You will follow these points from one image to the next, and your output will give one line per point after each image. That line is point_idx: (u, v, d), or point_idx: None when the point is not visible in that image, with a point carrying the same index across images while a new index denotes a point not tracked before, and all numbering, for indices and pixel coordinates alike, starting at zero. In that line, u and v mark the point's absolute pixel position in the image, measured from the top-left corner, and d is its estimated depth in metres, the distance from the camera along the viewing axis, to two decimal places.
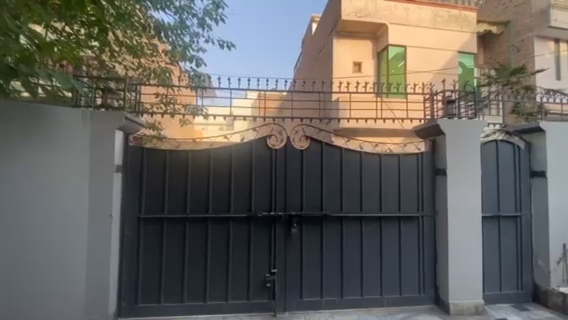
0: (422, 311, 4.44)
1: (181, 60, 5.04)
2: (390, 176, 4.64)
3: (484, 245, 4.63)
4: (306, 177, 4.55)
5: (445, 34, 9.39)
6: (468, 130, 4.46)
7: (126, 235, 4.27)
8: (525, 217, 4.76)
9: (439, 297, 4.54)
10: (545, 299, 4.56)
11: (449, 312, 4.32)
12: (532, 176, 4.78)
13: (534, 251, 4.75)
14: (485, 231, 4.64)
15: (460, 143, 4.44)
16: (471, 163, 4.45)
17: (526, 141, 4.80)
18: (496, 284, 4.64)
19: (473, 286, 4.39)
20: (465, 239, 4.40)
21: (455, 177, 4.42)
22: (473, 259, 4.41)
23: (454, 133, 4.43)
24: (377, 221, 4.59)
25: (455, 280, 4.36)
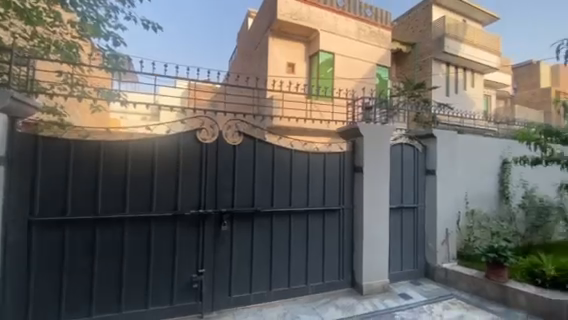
0: (340, 294, 4.72)
1: (92, 36, 3.71)
2: (316, 173, 4.81)
3: (390, 233, 5.07)
4: (238, 172, 4.32)
5: (366, 47, 10.34)
6: (380, 132, 4.91)
7: (10, 244, 3.19)
8: (420, 207, 5.36)
9: (354, 280, 4.91)
10: (432, 273, 5.21)
11: (362, 292, 4.71)
12: (427, 174, 5.41)
13: (425, 235, 5.35)
14: (391, 221, 5.10)
15: (373, 144, 4.87)
16: (381, 161, 4.93)
17: (422, 145, 5.41)
18: (398, 264, 5.13)
19: (381, 268, 4.87)
20: (376, 227, 4.86)
21: (369, 172, 4.86)
22: (380, 244, 4.88)
23: (370, 134, 4.83)
24: (304, 215, 4.70)
25: (367, 263, 4.78)
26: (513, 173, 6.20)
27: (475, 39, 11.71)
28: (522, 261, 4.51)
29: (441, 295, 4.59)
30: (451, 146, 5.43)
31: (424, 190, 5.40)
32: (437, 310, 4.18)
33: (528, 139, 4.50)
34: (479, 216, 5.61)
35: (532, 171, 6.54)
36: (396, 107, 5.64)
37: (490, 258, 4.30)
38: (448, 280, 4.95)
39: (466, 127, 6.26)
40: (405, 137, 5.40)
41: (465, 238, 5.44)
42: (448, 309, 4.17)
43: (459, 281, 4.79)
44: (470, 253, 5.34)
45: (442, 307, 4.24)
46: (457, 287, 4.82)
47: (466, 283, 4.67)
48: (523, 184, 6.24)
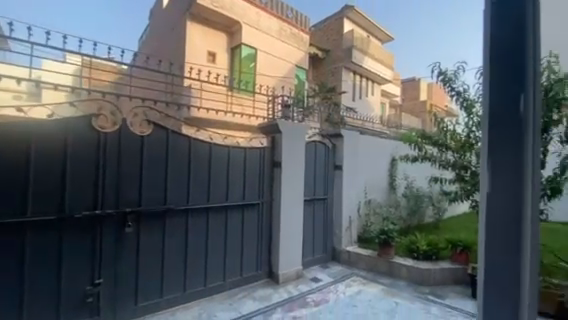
0: (258, 286, 4.77)
1: None
2: (236, 167, 4.68)
3: (304, 223, 5.42)
4: (147, 165, 3.80)
5: (287, 47, 10.68)
6: (297, 129, 5.15)
7: None
8: (329, 198, 5.91)
9: (272, 271, 5.02)
10: (338, 256, 5.83)
11: (279, 281, 4.88)
12: (335, 169, 5.99)
13: (333, 223, 5.94)
14: (305, 212, 5.45)
15: (290, 140, 5.09)
16: (297, 156, 5.18)
17: (332, 143, 5.97)
18: (310, 251, 5.52)
19: (296, 256, 5.16)
20: (290, 218, 5.11)
21: (287, 167, 5.05)
22: (295, 234, 5.16)
23: (288, 131, 5.03)
24: (223, 210, 4.51)
25: (284, 252, 5.00)
26: (399, 168, 7.48)
27: (375, 54, 13.59)
28: (402, 239, 5.39)
29: (346, 274, 5.24)
30: (355, 145, 6.18)
31: (332, 183, 5.96)
32: (341, 288, 4.70)
33: (411, 142, 5.57)
34: (374, 204, 6.59)
35: (414, 167, 7.94)
36: (309, 108, 6.18)
37: (381, 238, 5.17)
38: (351, 261, 5.63)
39: (367, 130, 7.27)
40: (318, 135, 5.81)
41: (364, 223, 6.29)
42: (349, 287, 4.75)
43: (358, 261, 5.52)
44: (365, 234, 6.13)
45: (345, 285, 4.80)
46: (357, 266, 5.54)
47: (364, 262, 5.43)
48: (405, 178, 7.60)
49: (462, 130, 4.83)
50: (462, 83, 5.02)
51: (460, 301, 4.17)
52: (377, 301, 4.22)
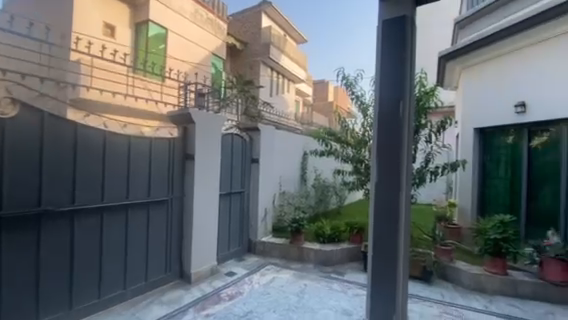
0: (167, 289, 4.38)
1: None
2: (140, 160, 4.11)
3: (219, 217, 5.25)
4: (9, 155, 2.87)
5: (202, 33, 9.98)
6: (212, 120, 4.88)
7: None
8: (246, 191, 5.89)
9: (183, 270, 4.70)
10: (253, 248, 5.92)
11: (191, 280, 4.62)
12: (252, 162, 5.98)
13: (250, 216, 5.96)
14: (220, 207, 5.28)
15: (206, 132, 4.79)
16: (213, 149, 4.93)
17: (249, 137, 5.92)
18: (225, 245, 5.40)
19: (210, 252, 4.96)
20: (205, 214, 4.84)
21: (201, 160, 4.73)
22: (209, 230, 4.93)
23: (203, 122, 4.70)
24: (123, 210, 3.90)
25: (197, 250, 4.71)
26: (310, 162, 8.06)
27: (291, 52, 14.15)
28: (311, 226, 5.90)
29: (260, 264, 5.38)
30: (271, 139, 6.29)
31: (249, 175, 5.95)
32: (255, 278, 4.81)
33: (319, 137, 6.14)
34: (288, 195, 6.88)
35: (320, 161, 8.80)
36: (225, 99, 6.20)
37: (293, 226, 5.54)
38: (265, 252, 5.81)
39: (283, 124, 7.53)
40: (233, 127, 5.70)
41: (278, 214, 6.52)
42: (264, 276, 4.91)
43: (272, 250, 5.73)
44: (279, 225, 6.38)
45: (259, 275, 4.93)
46: (271, 255, 5.76)
47: (278, 250, 5.68)
48: (315, 170, 8.33)
49: (360, 128, 5.74)
50: (360, 88, 5.76)
51: (355, 275, 4.87)
52: (288, 285, 4.51)
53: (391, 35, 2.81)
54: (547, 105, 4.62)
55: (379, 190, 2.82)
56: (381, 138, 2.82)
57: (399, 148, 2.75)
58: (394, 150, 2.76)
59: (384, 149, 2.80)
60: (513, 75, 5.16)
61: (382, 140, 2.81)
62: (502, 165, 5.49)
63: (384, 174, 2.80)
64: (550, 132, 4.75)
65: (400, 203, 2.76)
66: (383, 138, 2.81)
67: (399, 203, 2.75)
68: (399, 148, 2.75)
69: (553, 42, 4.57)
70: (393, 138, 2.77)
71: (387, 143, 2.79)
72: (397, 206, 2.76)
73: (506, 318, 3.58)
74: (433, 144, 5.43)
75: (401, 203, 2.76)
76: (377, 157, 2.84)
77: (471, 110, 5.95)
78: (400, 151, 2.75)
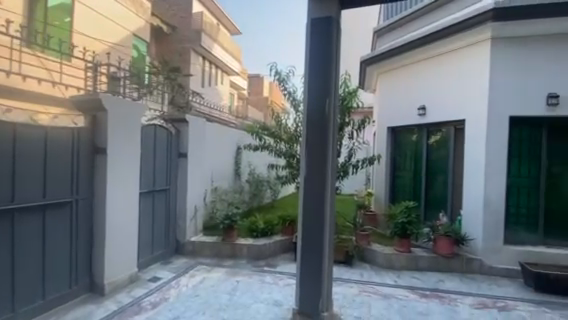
0: (73, 306, 3.66)
1: None
2: (30, 154, 3.26)
3: (140, 218, 4.66)
4: None
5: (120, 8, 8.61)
6: (130, 108, 4.25)
7: None
8: (172, 188, 5.40)
9: (95, 281, 4.00)
10: (182, 248, 5.50)
11: (105, 291, 3.97)
12: (179, 156, 5.50)
13: (177, 215, 5.49)
14: (141, 206, 4.69)
15: (121, 122, 4.15)
16: (130, 141, 4.32)
17: (175, 129, 5.41)
18: (148, 248, 4.86)
19: (129, 257, 4.36)
20: (121, 214, 4.21)
21: (114, 153, 4.08)
22: (128, 233, 4.33)
23: (116, 110, 4.05)
24: (7, 215, 3.04)
25: (111, 256, 4.07)
26: (243, 156, 7.91)
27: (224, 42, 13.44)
28: (244, 222, 5.81)
29: (190, 265, 5.05)
30: (201, 132, 5.89)
31: (176, 171, 5.46)
32: (183, 281, 4.49)
33: (252, 132, 6.07)
34: (221, 191, 6.59)
35: (254, 155, 8.70)
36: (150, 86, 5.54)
37: (225, 223, 5.36)
38: (195, 252, 5.48)
39: (214, 117, 7.16)
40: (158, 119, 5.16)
41: (210, 211, 6.18)
42: (193, 277, 4.62)
43: (203, 249, 5.44)
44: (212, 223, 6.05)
45: (188, 277, 4.62)
46: (201, 255, 5.46)
47: (209, 249, 5.42)
48: (249, 164, 8.23)
49: (293, 124, 5.89)
50: (292, 84, 5.88)
51: (287, 265, 5.03)
52: (220, 284, 4.36)
53: (318, 32, 2.93)
54: (440, 109, 5.58)
55: (309, 178, 2.94)
56: (310, 130, 2.94)
57: (326, 139, 2.90)
58: (322, 141, 2.90)
59: (312, 140, 2.92)
60: (417, 83, 6.06)
61: (310, 131, 2.93)
62: (408, 159, 6.42)
63: (312, 164, 2.93)
64: (441, 131, 5.76)
65: (327, 191, 2.93)
66: (311, 130, 2.93)
67: (326, 191, 2.92)
68: (325, 138, 2.90)
69: (444, 56, 5.53)
70: (321, 129, 2.91)
71: (314, 135, 2.92)
72: (324, 193, 2.92)
73: (408, 289, 4.22)
74: (355, 140, 5.97)
75: (327, 191, 2.92)
76: (306, 147, 2.95)
77: (386, 111, 6.78)
78: (326, 141, 2.90)
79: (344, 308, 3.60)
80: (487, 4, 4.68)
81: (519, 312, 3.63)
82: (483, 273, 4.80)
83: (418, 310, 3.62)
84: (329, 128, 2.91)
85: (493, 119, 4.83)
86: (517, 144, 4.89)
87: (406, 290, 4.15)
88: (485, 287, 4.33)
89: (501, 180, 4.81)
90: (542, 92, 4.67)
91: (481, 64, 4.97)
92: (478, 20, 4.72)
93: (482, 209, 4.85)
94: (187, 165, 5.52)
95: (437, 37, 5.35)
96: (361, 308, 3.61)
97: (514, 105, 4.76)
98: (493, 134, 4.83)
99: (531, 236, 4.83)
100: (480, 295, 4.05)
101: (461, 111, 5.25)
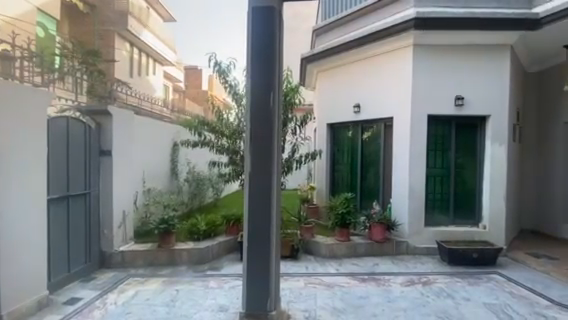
0: None
1: None
2: None
3: (49, 230, 3.81)
4: None
5: None
6: (30, 95, 3.41)
7: None
8: (93, 193, 4.59)
9: None
10: (108, 261, 4.75)
11: None
12: (101, 155, 4.70)
13: (101, 223, 4.71)
14: (51, 216, 3.84)
15: (18, 111, 3.28)
16: (33, 135, 3.46)
17: (95, 122, 4.60)
18: (62, 266, 4.03)
19: (37, 279, 3.51)
20: (25, 227, 3.35)
21: (10, 152, 3.18)
22: (34, 249, 3.47)
23: (10, 96, 3.18)
24: None
25: (11, 281, 3.19)
26: (181, 154, 7.27)
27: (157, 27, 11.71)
28: (184, 224, 5.34)
29: (119, 279, 4.41)
30: (130, 127, 5.13)
31: (97, 172, 4.66)
32: (111, 299, 3.87)
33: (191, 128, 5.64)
34: (155, 191, 5.90)
35: (193, 152, 8.09)
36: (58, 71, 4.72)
37: (161, 228, 4.84)
38: (125, 263, 4.80)
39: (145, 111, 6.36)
40: (72, 110, 4.33)
41: (142, 215, 5.46)
42: (123, 292, 4.03)
43: (136, 259, 4.80)
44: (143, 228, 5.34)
45: (117, 293, 4.02)
46: (133, 266, 4.82)
47: (142, 258, 4.82)
48: (187, 162, 7.60)
49: (236, 120, 5.59)
50: (233, 77, 5.60)
51: (232, 267, 4.80)
52: (157, 296, 3.90)
53: (261, 22, 2.79)
54: (373, 107, 6.05)
55: (254, 176, 2.81)
56: (253, 126, 2.80)
57: (270, 135, 2.80)
58: (266, 137, 2.80)
59: (257, 136, 2.80)
60: (352, 82, 6.44)
61: (255, 128, 2.80)
62: (345, 154, 6.83)
63: (257, 161, 2.80)
64: (373, 128, 6.27)
65: (273, 189, 2.84)
66: (256, 126, 2.80)
67: (272, 189, 2.83)
68: (270, 134, 2.80)
69: (376, 59, 5.99)
70: (265, 124, 2.80)
71: (259, 132, 2.80)
72: (269, 192, 2.82)
73: (350, 275, 4.48)
74: (298, 136, 6.04)
75: (273, 189, 2.84)
76: (251, 144, 2.81)
77: (326, 108, 7.04)
78: (271, 137, 2.80)
79: (292, 303, 3.61)
80: (410, 13, 5.24)
81: (438, 284, 4.20)
82: (409, 253, 5.42)
83: (359, 295, 3.86)
84: (274, 123, 2.82)
85: (416, 117, 5.45)
86: (433, 139, 5.62)
87: (348, 278, 4.39)
88: (412, 266, 4.90)
89: (422, 171, 5.49)
90: (452, 94, 5.45)
91: (405, 67, 5.54)
92: (404, 27, 5.24)
93: (407, 198, 5.47)
94: (112, 165, 4.75)
95: (370, 40, 5.75)
96: (308, 301, 3.67)
97: (431, 105, 5.45)
98: (415, 131, 5.46)
99: (444, 218, 5.64)
100: (408, 274, 4.56)
101: (390, 110, 5.77)
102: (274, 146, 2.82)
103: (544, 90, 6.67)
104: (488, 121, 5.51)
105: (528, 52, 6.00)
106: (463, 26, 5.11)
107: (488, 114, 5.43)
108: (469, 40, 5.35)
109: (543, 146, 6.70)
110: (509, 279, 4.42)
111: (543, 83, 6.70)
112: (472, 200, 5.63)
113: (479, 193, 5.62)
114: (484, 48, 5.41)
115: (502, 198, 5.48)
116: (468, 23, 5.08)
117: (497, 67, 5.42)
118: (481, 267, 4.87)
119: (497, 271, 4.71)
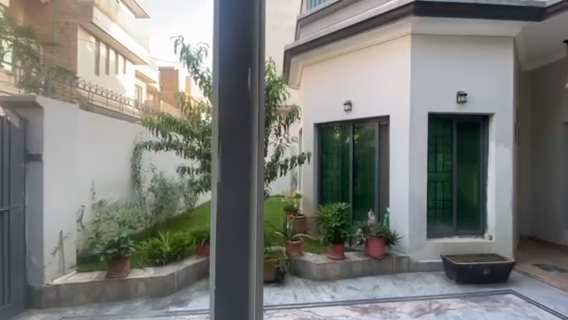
0: None
1: None
2: None
3: None
4: None
5: None
6: None
7: None
8: (15, 210, 3.53)
9: None
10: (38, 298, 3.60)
11: None
12: (27, 160, 3.64)
13: (28, 247, 3.60)
14: None
15: None
16: None
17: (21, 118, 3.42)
18: None
19: None
20: None
21: None
22: None
23: None
24: None
25: None
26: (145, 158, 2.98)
27: (92, 39, 2.36)
28: (143, 247, 3.66)
29: None
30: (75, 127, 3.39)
31: (23, 185, 3.58)
32: None
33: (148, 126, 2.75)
34: (113, 210, 3.24)
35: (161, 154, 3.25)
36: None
37: (109, 254, 3.48)
38: (61, 300, 3.59)
39: (99, 89, 2.63)
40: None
41: (91, 234, 3.50)
42: None
43: (76, 296, 3.53)
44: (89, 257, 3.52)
45: None
46: (72, 304, 3.57)
47: (84, 294, 3.53)
48: (155, 168, 3.09)
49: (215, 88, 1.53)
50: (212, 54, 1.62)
51: None
52: None
53: None
54: (367, 104, 5.39)
55: (222, 190, 1.27)
56: (222, 85, 1.26)
57: (250, 105, 1.26)
58: (245, 109, 1.26)
59: (228, 106, 1.26)
60: (342, 76, 5.74)
61: (224, 89, 1.26)
62: (335, 158, 6.16)
63: (229, 159, 1.26)
64: (364, 128, 5.63)
65: (253, 220, 1.28)
66: (226, 85, 1.26)
67: (252, 219, 1.27)
68: (249, 104, 1.26)
69: (369, 50, 5.34)
70: (242, 83, 1.26)
71: (232, 98, 1.26)
72: (247, 225, 1.26)
73: (348, 304, 3.70)
74: (282, 137, 5.08)
75: (253, 220, 1.27)
76: (219, 123, 1.27)
77: (313, 106, 6.27)
78: (252, 108, 1.27)
79: None
80: None
81: (453, 312, 3.50)
82: (411, 270, 4.74)
83: None
84: (255, 80, 1.28)
85: (415, 115, 4.84)
86: (434, 140, 5.01)
87: (347, 308, 3.59)
88: (417, 287, 4.20)
89: (423, 175, 4.86)
90: (454, 90, 4.88)
91: (402, 59, 4.93)
92: (401, 13, 4.61)
93: (408, 206, 4.81)
94: (43, 172, 3.71)
95: (364, 27, 5.06)
96: None
97: (431, 102, 4.86)
98: (415, 131, 4.85)
99: (447, 228, 5.03)
100: (415, 299, 3.84)
101: (388, 107, 5.13)
102: (255, 127, 1.28)
103: (541, 88, 6.37)
104: (491, 119, 4.98)
105: (527, 48, 5.68)
106: (467, 13, 4.55)
107: (492, 112, 4.92)
108: (470, 30, 4.82)
109: (541, 148, 6.37)
110: (528, 300, 3.81)
111: (538, 81, 6.42)
112: (476, 206, 5.08)
113: (483, 198, 5.06)
114: (487, 40, 4.90)
115: (508, 204, 4.95)
116: (472, 10, 4.54)
117: (501, 60, 4.92)
118: (492, 286, 4.27)
119: (512, 289, 4.12)
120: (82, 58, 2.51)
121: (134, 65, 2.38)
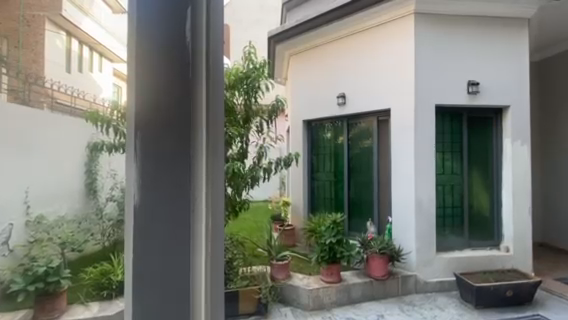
0: None
1: None
2: None
3: None
4: None
5: None
6: None
7: None
8: None
9: None
10: None
11: None
12: None
13: None
14: None
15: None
16: None
17: None
18: None
19: None
20: None
21: None
22: None
23: None
24: None
25: None
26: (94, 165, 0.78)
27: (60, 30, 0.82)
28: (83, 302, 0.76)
29: None
30: None
31: None
32: None
33: (95, 122, 0.79)
34: (52, 225, 0.76)
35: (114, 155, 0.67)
36: None
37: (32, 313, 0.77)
38: None
39: (67, 88, 0.83)
40: None
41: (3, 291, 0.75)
42: None
43: None
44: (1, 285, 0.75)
45: None
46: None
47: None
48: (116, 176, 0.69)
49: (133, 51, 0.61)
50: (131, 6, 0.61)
51: None
52: None
53: None
54: (364, 97, 4.68)
55: (138, 238, 0.60)
56: (138, 24, 0.61)
57: (190, 58, 0.61)
58: (182, 82, 0.61)
59: (149, 66, 0.60)
60: (336, 64, 4.99)
61: (139, 30, 0.60)
62: (327, 159, 5.38)
63: (155, 189, 0.60)
64: (362, 123, 4.88)
65: (199, 297, 0.61)
66: (144, 29, 0.60)
67: (196, 295, 0.61)
68: (191, 74, 0.61)
69: (367, 33, 4.61)
70: (174, 13, 0.60)
71: (155, 54, 0.60)
72: (186, 307, 0.60)
73: None
74: (265, 135, 4.21)
75: (199, 302, 0.61)
76: (132, 98, 0.61)
77: (301, 100, 5.51)
78: (195, 70, 0.61)
79: None
80: None
81: None
82: (419, 292, 4.03)
83: None
84: (202, 20, 0.63)
85: (421, 108, 4.13)
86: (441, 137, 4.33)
87: None
88: (429, 315, 3.45)
89: (430, 178, 4.14)
90: (463, 80, 4.21)
91: (405, 44, 4.21)
92: None
93: (414, 214, 4.09)
94: None
95: (359, 6, 4.33)
96: None
97: (438, 91, 4.16)
98: (421, 128, 4.13)
99: (458, 240, 4.34)
100: None
101: (388, 100, 4.41)
102: (203, 124, 0.63)
103: (548, 81, 5.84)
104: (504, 113, 4.34)
105: (537, 35, 5.13)
106: None
107: (506, 104, 4.28)
108: (480, 10, 4.17)
109: (548, 147, 5.82)
110: None
111: (545, 73, 5.91)
112: (488, 214, 4.42)
113: (496, 205, 4.40)
114: (498, 22, 4.25)
115: (527, 210, 4.30)
116: None
117: (515, 45, 4.29)
118: (516, 309, 3.57)
119: (541, 314, 3.42)
120: (49, 58, 0.82)
121: (110, 62, 0.77)
